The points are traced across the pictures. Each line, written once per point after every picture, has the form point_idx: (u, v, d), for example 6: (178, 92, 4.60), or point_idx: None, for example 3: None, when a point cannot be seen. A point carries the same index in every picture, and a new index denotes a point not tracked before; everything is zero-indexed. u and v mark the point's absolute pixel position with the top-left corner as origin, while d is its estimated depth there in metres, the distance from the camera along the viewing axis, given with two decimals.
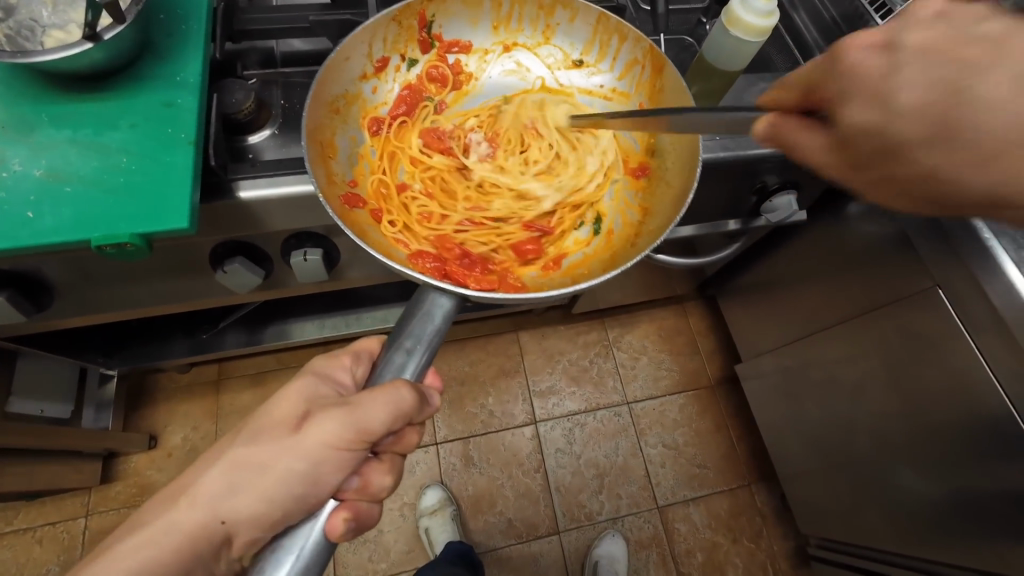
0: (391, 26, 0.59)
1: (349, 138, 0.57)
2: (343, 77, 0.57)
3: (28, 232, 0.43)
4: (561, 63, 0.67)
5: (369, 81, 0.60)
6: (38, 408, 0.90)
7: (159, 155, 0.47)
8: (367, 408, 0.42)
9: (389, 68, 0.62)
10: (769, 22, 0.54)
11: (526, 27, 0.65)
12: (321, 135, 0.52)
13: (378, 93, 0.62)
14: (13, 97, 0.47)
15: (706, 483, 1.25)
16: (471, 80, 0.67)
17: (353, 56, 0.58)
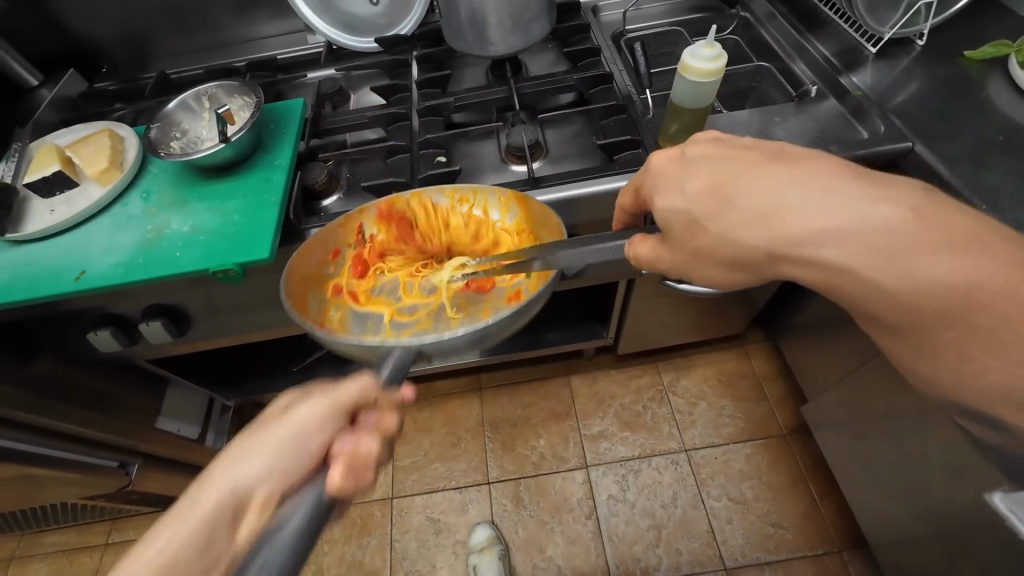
0: (336, 231, 0.69)
1: (318, 299, 0.66)
2: (312, 259, 0.67)
3: (175, 266, 0.64)
4: (458, 199, 0.70)
5: (327, 265, 0.68)
6: (175, 427, 1.15)
7: (258, 212, 0.68)
8: (341, 398, 0.43)
9: (340, 256, 0.70)
10: (718, 64, 0.64)
11: (426, 199, 0.70)
12: (296, 298, 0.63)
13: (336, 270, 0.70)
14: (180, 186, 0.72)
15: (784, 546, 1.11)
16: (388, 227, 0.72)
17: (312, 254, 0.66)
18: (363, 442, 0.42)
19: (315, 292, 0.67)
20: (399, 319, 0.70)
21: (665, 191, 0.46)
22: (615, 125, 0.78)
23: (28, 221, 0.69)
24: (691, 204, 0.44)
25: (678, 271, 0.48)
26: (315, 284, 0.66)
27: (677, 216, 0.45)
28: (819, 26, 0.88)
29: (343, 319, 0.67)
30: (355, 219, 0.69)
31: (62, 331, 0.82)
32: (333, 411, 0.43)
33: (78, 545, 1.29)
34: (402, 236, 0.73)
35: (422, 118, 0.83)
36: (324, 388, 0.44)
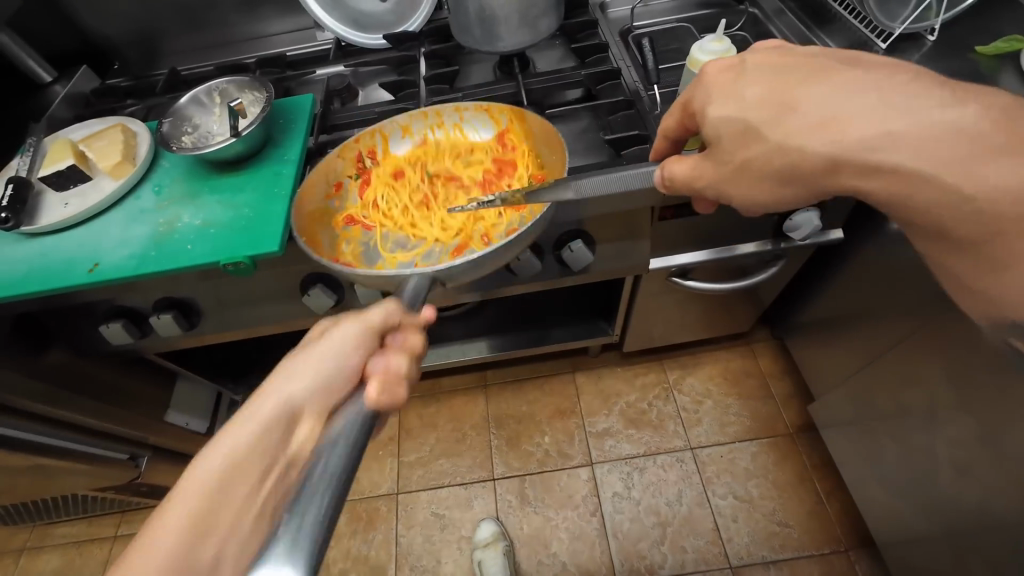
0: (335, 162, 0.74)
1: (328, 236, 0.72)
2: (317, 197, 0.72)
3: (186, 258, 0.65)
4: (468, 124, 0.79)
5: (332, 199, 0.74)
6: (184, 420, 1.16)
7: (268, 206, 0.68)
8: (367, 318, 0.45)
9: (344, 189, 0.75)
10: (726, 58, 0.64)
11: (427, 128, 0.79)
12: (311, 226, 0.69)
13: (340, 206, 0.74)
14: (191, 180, 0.73)
15: (790, 544, 1.10)
16: (388, 151, 0.79)
17: (316, 186, 0.72)
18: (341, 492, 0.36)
19: (324, 227, 0.72)
20: (416, 240, 0.74)
21: (721, 102, 0.47)
22: (622, 121, 0.78)
23: (42, 214, 0.70)
24: (746, 112, 0.46)
25: (716, 190, 0.50)
26: (323, 219, 0.72)
27: (728, 126, 0.47)
28: (828, 20, 0.88)
29: (357, 250, 0.72)
30: (354, 148, 0.75)
31: (76, 323, 0.83)
32: (367, 331, 0.44)
33: (88, 536, 1.31)
34: (404, 154, 0.79)
35: None
36: (352, 314, 0.45)
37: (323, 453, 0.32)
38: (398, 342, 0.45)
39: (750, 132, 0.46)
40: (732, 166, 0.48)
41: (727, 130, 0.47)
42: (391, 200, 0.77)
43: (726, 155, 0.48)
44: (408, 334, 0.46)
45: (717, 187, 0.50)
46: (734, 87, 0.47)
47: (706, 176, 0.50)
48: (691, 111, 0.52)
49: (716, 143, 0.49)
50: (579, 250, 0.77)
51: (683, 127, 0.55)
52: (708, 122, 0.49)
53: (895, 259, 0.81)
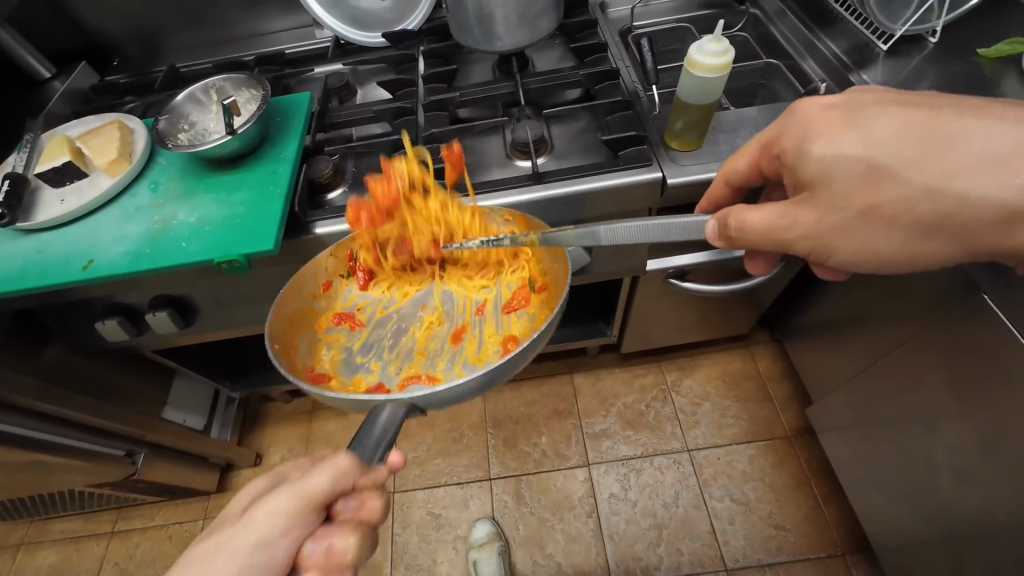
0: (327, 260, 0.68)
1: (307, 340, 0.65)
2: (300, 297, 0.65)
3: (180, 256, 0.64)
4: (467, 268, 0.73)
5: (319, 299, 0.68)
6: (181, 418, 1.16)
7: (263, 204, 0.68)
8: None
9: (333, 288, 0.71)
10: (725, 59, 0.64)
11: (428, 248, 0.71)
12: (285, 340, 0.62)
13: (327, 306, 0.70)
14: (187, 177, 0.73)
15: (787, 548, 1.10)
16: (386, 263, 0.72)
17: (306, 282, 0.66)
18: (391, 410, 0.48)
19: (301, 334, 0.65)
20: (393, 357, 0.68)
21: (826, 141, 0.45)
22: (621, 121, 0.77)
23: (38, 210, 0.70)
24: (871, 151, 0.43)
25: (812, 239, 0.47)
26: (304, 323, 0.65)
27: (845, 165, 0.44)
28: (830, 23, 0.87)
29: (335, 359, 0.67)
30: (346, 247, 0.69)
31: (74, 320, 0.83)
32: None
33: (85, 532, 1.31)
34: (404, 262, 0.72)
35: (428, 113, 0.83)
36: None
37: None
38: (399, 392, 0.50)
39: (874, 173, 0.43)
40: (833, 212, 0.45)
41: (841, 172, 0.44)
42: (387, 282, 0.74)
43: (834, 202, 0.45)
44: (410, 387, 0.50)
45: (815, 237, 0.46)
46: (837, 129, 0.45)
47: (802, 223, 0.46)
48: (774, 152, 0.51)
49: (816, 186, 0.46)
50: (576, 251, 0.77)
51: (757, 168, 0.54)
52: (803, 162, 0.47)
53: None
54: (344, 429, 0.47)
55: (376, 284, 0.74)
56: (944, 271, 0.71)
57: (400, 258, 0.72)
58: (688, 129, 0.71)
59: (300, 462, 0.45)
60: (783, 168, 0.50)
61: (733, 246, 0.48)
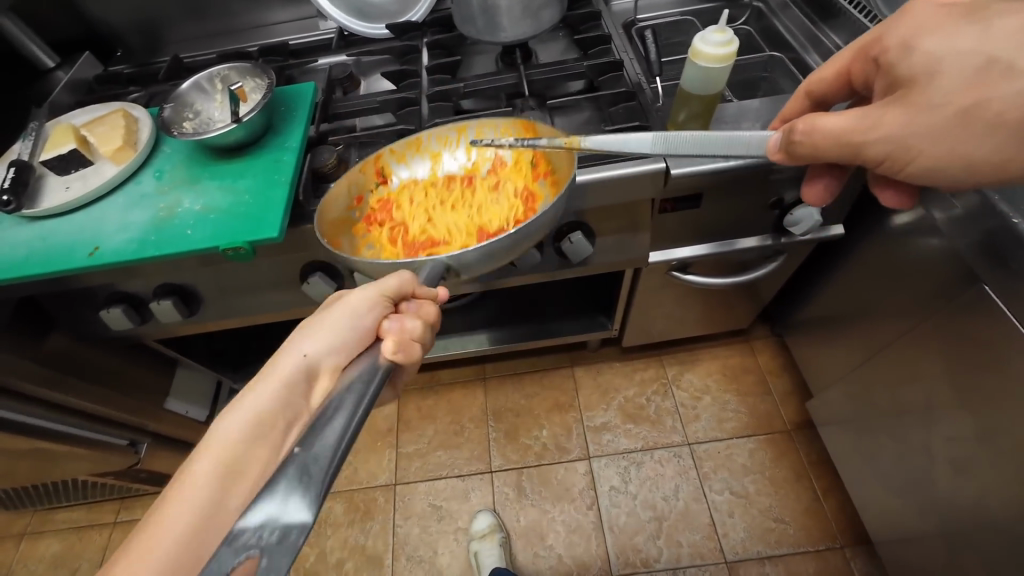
0: (358, 176, 0.69)
1: (348, 240, 0.67)
2: (336, 205, 0.66)
3: (185, 243, 0.64)
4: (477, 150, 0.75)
5: (354, 208, 0.69)
6: (184, 408, 1.17)
7: (268, 191, 0.68)
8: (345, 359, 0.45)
9: (364, 200, 0.71)
10: (729, 49, 0.63)
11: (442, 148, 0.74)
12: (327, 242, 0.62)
13: (361, 213, 0.70)
14: (191, 165, 0.73)
15: (785, 540, 1.11)
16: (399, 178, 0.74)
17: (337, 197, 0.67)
18: (408, 320, 0.50)
19: (342, 237, 0.66)
20: (426, 254, 0.69)
21: (942, 35, 0.44)
22: (624, 112, 0.77)
23: (43, 198, 0.70)
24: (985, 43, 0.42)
25: (895, 144, 0.45)
26: (344, 227, 0.67)
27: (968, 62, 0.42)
28: (834, 16, 0.87)
29: (376, 256, 0.67)
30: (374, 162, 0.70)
31: (79, 308, 0.84)
32: (379, 297, 0.51)
33: (88, 522, 1.32)
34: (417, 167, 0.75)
35: (432, 104, 0.83)
36: (368, 281, 0.52)
37: (327, 419, 0.38)
38: (412, 308, 0.53)
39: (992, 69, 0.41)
40: (930, 137, 0.43)
41: (952, 67, 0.43)
42: (402, 220, 0.72)
43: (932, 99, 0.43)
44: (422, 304, 0.54)
45: (891, 140, 0.45)
46: (954, 25, 0.43)
47: (886, 125, 0.45)
48: (871, 56, 0.51)
49: (915, 85, 0.45)
50: (579, 242, 0.76)
51: (846, 75, 0.55)
52: (907, 59, 0.46)
53: (896, 256, 0.81)
54: (351, 345, 0.50)
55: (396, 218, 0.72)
56: (946, 263, 0.71)
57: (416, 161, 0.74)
58: (691, 119, 0.71)
59: (297, 380, 0.48)
60: (878, 71, 0.50)
61: (793, 157, 0.50)
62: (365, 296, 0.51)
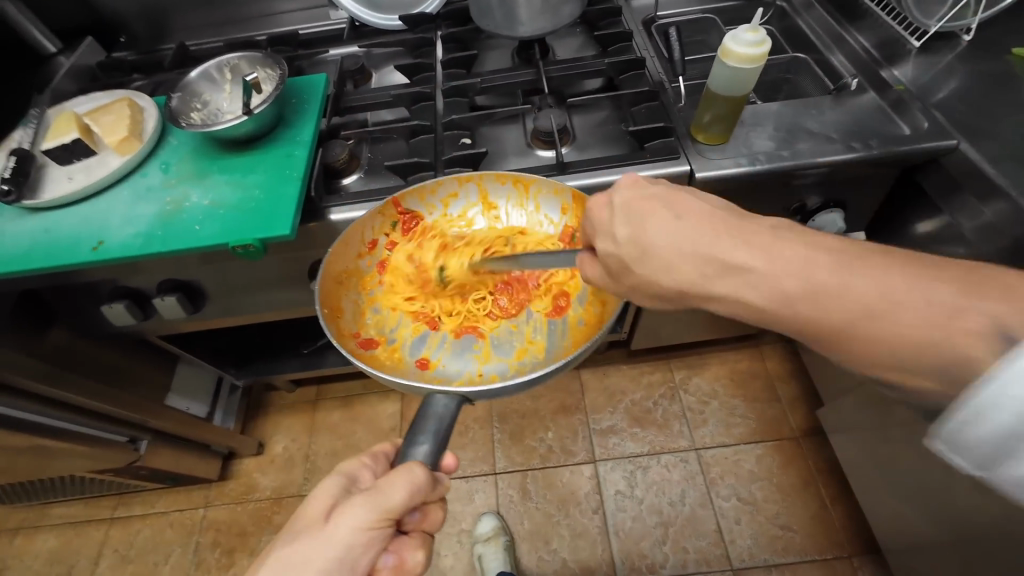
0: (375, 218, 0.64)
1: (352, 304, 0.60)
2: (344, 256, 0.61)
3: (193, 239, 0.62)
4: (513, 203, 0.69)
5: (363, 258, 0.64)
6: (185, 404, 1.16)
7: (279, 187, 0.66)
8: (385, 502, 0.46)
9: (378, 247, 0.66)
10: (761, 49, 0.61)
11: (473, 196, 0.69)
12: (328, 304, 0.56)
13: (370, 265, 0.65)
14: (199, 158, 0.70)
15: (792, 548, 1.10)
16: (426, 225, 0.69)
17: (349, 242, 0.61)
18: (408, 550, 0.51)
19: (344, 296, 0.60)
20: (434, 330, 0.64)
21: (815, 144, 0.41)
22: (645, 112, 0.75)
23: (45, 189, 0.68)
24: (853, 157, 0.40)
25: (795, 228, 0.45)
26: (351, 282, 0.61)
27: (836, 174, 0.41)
28: (860, 17, 0.86)
29: (380, 325, 0.62)
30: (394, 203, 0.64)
31: (80, 302, 0.82)
32: (381, 518, 0.47)
33: (85, 517, 1.30)
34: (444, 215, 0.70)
35: (447, 99, 0.81)
36: (366, 496, 0.47)
37: None
38: (416, 520, 0.51)
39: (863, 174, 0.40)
40: None
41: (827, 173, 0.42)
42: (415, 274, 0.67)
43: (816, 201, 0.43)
44: (429, 511, 0.52)
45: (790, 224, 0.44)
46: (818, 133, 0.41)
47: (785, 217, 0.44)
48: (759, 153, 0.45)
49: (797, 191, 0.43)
50: None
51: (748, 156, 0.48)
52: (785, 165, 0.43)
53: None
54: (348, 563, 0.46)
55: (407, 267, 0.67)
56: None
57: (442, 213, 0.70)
58: (715, 121, 0.69)
59: None
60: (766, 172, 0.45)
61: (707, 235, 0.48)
62: (364, 515, 0.46)
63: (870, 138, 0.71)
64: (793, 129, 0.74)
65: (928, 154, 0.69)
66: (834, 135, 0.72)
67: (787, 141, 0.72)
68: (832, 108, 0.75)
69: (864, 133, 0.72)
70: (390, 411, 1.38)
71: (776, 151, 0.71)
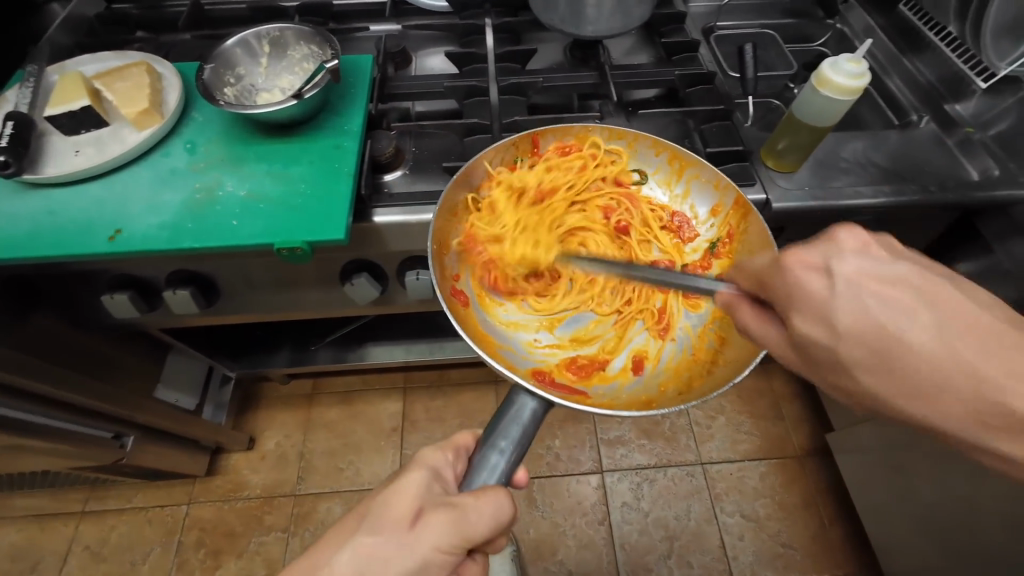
0: (507, 149, 0.64)
1: (461, 235, 0.61)
2: (466, 184, 0.61)
3: (231, 236, 0.55)
4: (655, 177, 0.68)
5: (482, 191, 0.64)
6: (174, 397, 1.07)
7: (328, 183, 0.59)
8: (469, 524, 0.45)
9: (502, 180, 0.65)
10: (860, 83, 0.58)
11: (615, 151, 0.68)
12: (441, 235, 0.57)
13: (489, 199, 0.65)
14: (231, 141, 0.62)
15: (792, 566, 1.12)
16: (555, 172, 0.69)
17: (474, 169, 0.62)
18: None
19: (455, 225, 0.60)
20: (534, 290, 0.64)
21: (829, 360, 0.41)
22: (716, 132, 0.71)
23: (46, 163, 0.59)
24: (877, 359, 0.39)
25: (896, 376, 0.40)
26: (465, 213, 0.62)
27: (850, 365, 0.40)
28: (920, 48, 0.84)
29: (487, 267, 0.62)
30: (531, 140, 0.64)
31: (74, 289, 0.73)
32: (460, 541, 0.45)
33: (51, 510, 1.20)
34: (580, 167, 0.69)
35: (503, 95, 0.75)
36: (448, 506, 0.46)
37: None
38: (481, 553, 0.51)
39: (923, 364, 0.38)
40: None
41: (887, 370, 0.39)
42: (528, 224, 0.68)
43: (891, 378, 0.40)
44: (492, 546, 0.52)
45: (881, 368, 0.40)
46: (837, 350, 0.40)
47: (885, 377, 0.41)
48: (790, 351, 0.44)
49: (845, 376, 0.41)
50: None
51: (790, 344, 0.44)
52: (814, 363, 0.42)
53: None
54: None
55: (527, 213, 0.68)
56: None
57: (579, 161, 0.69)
58: (792, 149, 0.66)
59: None
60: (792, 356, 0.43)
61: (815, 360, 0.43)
62: (446, 536, 0.45)
63: (940, 181, 0.70)
64: (863, 162, 0.72)
65: (999, 203, 0.69)
66: (903, 173, 0.71)
67: (857, 175, 0.70)
68: (898, 143, 0.74)
69: (925, 173, 0.71)
70: (391, 410, 1.33)
71: (846, 184, 0.69)
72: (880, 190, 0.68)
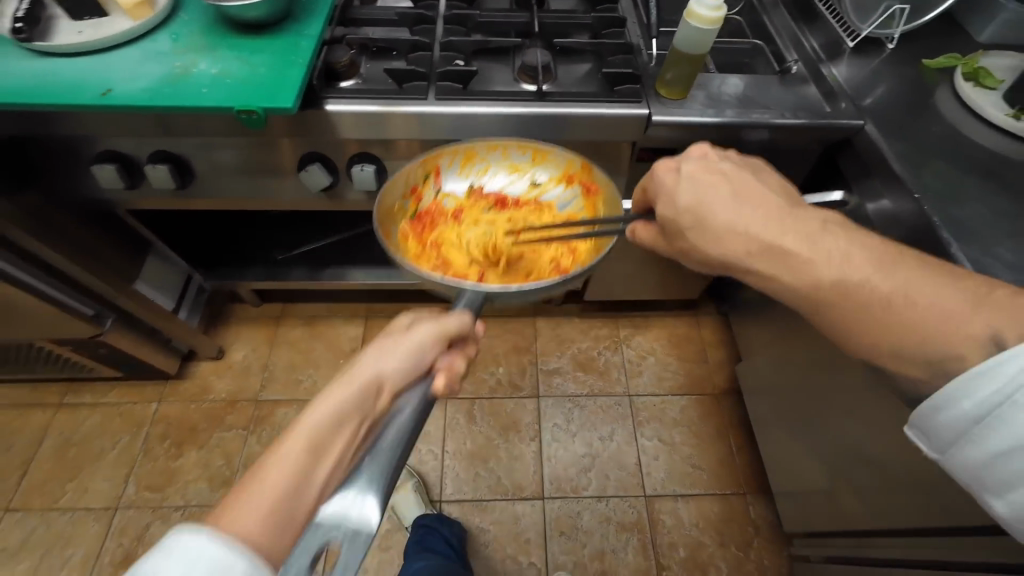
0: (415, 169, 0.69)
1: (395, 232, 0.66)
2: (393, 189, 0.67)
3: (200, 100, 0.68)
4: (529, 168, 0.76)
5: (407, 199, 0.69)
6: (154, 295, 1.18)
7: (284, 68, 0.72)
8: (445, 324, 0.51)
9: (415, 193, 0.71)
10: (717, 14, 0.73)
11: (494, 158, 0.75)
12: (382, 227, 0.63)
13: (412, 205, 0.70)
14: (209, 34, 0.75)
15: (699, 484, 1.25)
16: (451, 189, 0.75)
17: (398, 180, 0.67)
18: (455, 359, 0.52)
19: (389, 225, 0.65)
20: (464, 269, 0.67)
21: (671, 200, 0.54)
22: (621, 63, 0.84)
23: (54, 36, 0.71)
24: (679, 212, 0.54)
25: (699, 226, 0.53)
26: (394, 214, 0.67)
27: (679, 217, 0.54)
28: (813, 19, 0.99)
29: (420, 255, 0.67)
30: (435, 156, 0.70)
31: (66, 160, 0.85)
32: (441, 334, 0.51)
33: (32, 399, 1.31)
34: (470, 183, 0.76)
35: (447, 25, 0.88)
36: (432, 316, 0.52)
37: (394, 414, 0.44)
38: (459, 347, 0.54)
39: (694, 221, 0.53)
40: None
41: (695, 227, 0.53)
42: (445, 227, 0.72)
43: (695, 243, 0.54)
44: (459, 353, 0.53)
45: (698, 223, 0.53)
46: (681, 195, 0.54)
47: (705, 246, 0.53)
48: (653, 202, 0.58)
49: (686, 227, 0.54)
50: None
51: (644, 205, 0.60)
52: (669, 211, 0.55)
53: None
54: (411, 368, 0.48)
55: (437, 225, 0.73)
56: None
57: (469, 173, 0.75)
58: (678, 79, 0.80)
59: (368, 389, 0.45)
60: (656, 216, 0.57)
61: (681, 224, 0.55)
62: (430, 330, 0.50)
63: (800, 114, 0.84)
64: (742, 98, 0.86)
65: (843, 131, 0.84)
66: (773, 108, 0.85)
67: (734, 105, 0.84)
68: (775, 87, 0.88)
69: (793, 108, 0.85)
70: (352, 334, 1.45)
71: (722, 110, 0.83)
72: (745, 116, 0.82)
